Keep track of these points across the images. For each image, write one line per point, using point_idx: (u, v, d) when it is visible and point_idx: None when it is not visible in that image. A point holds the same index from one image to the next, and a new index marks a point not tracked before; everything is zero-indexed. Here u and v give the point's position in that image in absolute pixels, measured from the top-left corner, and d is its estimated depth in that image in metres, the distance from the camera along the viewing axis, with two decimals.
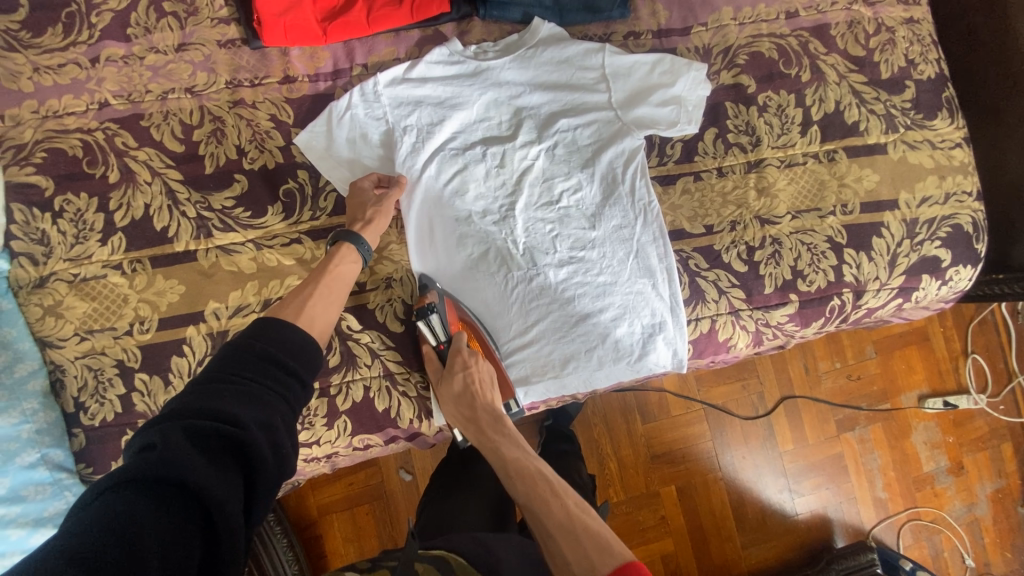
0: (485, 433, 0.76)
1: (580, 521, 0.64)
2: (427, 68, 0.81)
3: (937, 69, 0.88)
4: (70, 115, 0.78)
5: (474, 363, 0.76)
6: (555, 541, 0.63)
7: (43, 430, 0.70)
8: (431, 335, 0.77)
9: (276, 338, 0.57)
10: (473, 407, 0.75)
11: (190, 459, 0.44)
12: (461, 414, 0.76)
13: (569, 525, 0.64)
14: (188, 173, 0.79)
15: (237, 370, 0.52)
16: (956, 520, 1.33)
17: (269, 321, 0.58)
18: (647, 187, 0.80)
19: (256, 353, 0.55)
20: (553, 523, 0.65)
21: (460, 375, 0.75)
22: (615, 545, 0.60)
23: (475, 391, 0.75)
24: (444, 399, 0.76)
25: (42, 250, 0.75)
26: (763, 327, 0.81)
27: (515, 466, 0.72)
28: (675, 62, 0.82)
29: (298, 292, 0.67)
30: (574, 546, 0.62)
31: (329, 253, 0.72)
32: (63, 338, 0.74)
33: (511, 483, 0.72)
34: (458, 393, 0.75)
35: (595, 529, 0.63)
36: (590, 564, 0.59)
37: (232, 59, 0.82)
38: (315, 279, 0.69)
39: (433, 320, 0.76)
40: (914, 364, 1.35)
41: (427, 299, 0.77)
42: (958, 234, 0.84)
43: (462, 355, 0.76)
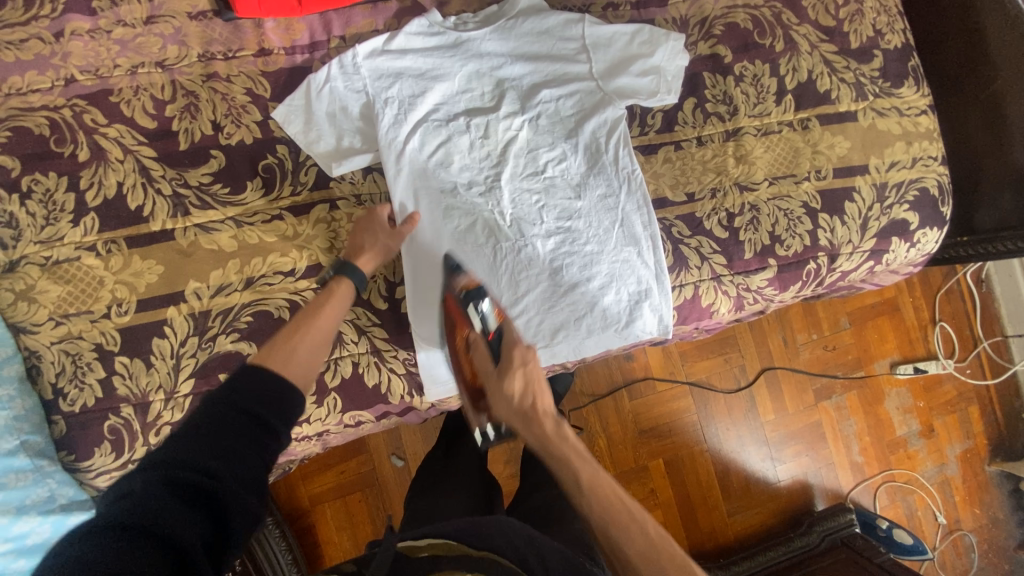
0: (549, 440, 0.71)
1: (665, 548, 0.61)
2: (406, 39, 0.80)
3: (903, 39, 0.91)
4: (34, 92, 0.75)
5: (532, 360, 0.73)
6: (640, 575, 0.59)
7: (22, 416, 0.68)
8: (478, 322, 0.73)
9: (255, 389, 0.55)
10: (532, 410, 0.72)
11: (158, 511, 0.45)
12: (515, 414, 0.73)
13: (650, 553, 0.60)
14: (162, 150, 0.77)
15: (215, 424, 0.52)
16: (928, 480, 1.40)
17: (247, 372, 0.57)
18: (629, 156, 0.81)
19: (234, 406, 0.53)
20: (636, 553, 0.60)
21: (519, 374, 0.72)
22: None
23: (534, 391, 0.73)
24: (500, 398, 0.73)
25: (11, 234, 0.72)
26: (744, 292, 0.84)
27: (590, 482, 0.66)
28: (653, 32, 0.84)
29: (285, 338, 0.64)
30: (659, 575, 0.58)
31: (328, 290, 0.71)
32: (37, 323, 0.72)
33: (582, 499, 0.66)
34: (517, 394, 0.72)
35: (682, 560, 0.60)
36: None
37: (204, 31, 0.80)
38: (309, 320, 0.67)
39: (485, 307, 0.73)
40: (886, 333, 1.41)
41: (473, 283, 0.74)
42: (924, 197, 0.87)
43: (518, 349, 0.73)
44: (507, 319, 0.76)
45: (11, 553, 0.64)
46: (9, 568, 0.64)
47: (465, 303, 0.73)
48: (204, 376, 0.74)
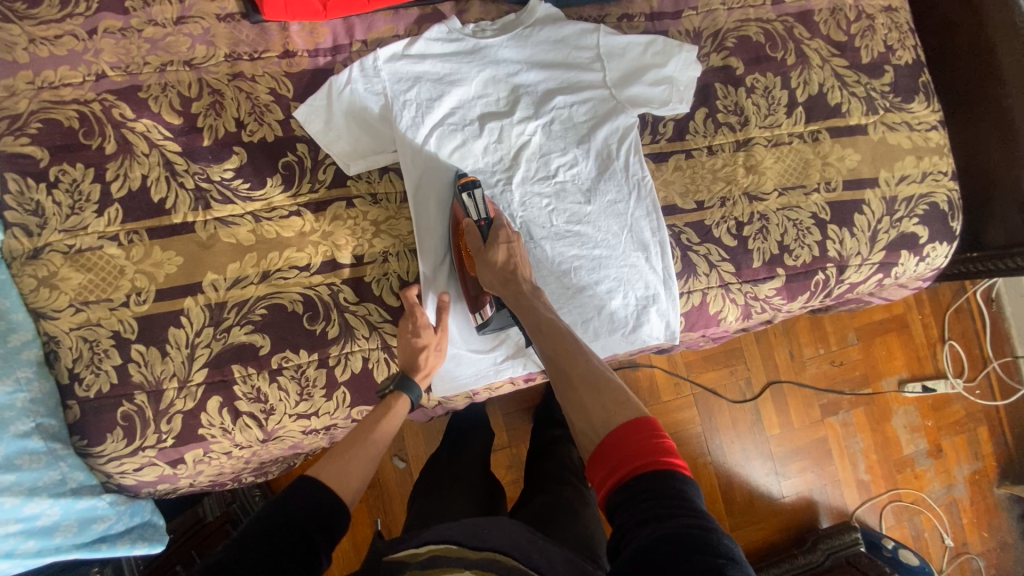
0: (522, 295, 0.73)
1: (604, 377, 0.65)
2: (426, 44, 0.82)
3: (914, 55, 0.92)
4: (66, 86, 0.78)
5: (516, 240, 0.77)
6: (578, 393, 0.64)
7: (38, 400, 0.69)
8: (471, 210, 0.77)
9: (311, 509, 0.59)
10: (512, 275, 0.74)
11: None
12: (496, 279, 0.74)
13: (593, 380, 0.64)
14: (186, 145, 0.79)
15: (270, 536, 0.56)
16: (935, 501, 1.38)
17: (310, 485, 0.61)
18: (640, 164, 0.83)
19: (290, 520, 0.58)
20: (577, 377, 0.65)
21: (503, 247, 0.75)
22: (634, 401, 0.61)
23: (516, 263, 0.75)
24: (482, 266, 0.75)
25: (36, 222, 0.75)
26: (752, 301, 0.84)
27: (545, 321, 0.71)
28: (667, 43, 0.86)
29: (341, 451, 0.68)
30: (595, 395, 0.63)
31: (385, 404, 0.75)
32: (58, 309, 0.74)
33: (536, 335, 0.70)
34: (500, 263, 0.74)
35: (619, 387, 0.63)
36: (608, 414, 0.60)
37: (231, 32, 0.83)
38: (362, 439, 0.70)
39: (477, 196, 0.78)
40: (894, 350, 1.40)
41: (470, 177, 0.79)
42: (934, 212, 0.88)
43: (506, 230, 0.77)
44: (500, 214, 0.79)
45: (19, 534, 0.65)
46: (17, 548, 0.65)
47: (459, 191, 0.78)
48: (217, 366, 0.75)
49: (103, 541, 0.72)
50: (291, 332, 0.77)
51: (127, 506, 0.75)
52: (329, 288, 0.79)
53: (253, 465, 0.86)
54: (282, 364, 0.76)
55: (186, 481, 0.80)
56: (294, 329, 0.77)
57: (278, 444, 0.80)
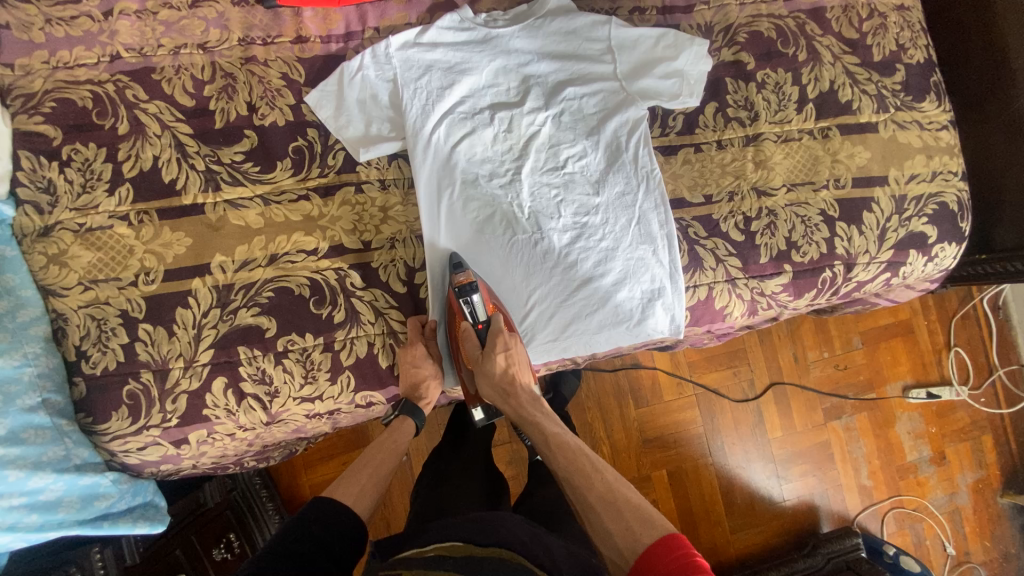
0: (523, 408, 0.79)
1: (621, 494, 0.66)
2: (438, 33, 0.83)
3: (926, 55, 0.92)
4: (81, 67, 0.79)
5: (514, 346, 0.78)
6: (598, 515, 0.65)
7: (45, 374, 0.69)
8: (469, 314, 0.78)
9: (332, 522, 0.64)
10: (511, 386, 0.78)
11: None
12: (497, 391, 0.79)
13: (610, 497, 0.66)
14: (198, 128, 0.80)
15: (294, 545, 0.59)
16: (938, 509, 1.37)
17: (327, 503, 0.66)
18: (649, 156, 0.83)
19: (313, 534, 0.62)
20: (595, 496, 0.67)
21: (501, 357, 0.77)
22: (654, 516, 0.63)
23: (514, 373, 0.78)
24: (481, 376, 0.79)
25: (48, 200, 0.75)
26: (758, 296, 0.84)
27: (556, 441, 0.75)
28: (678, 37, 0.86)
29: (356, 471, 0.74)
30: (615, 516, 0.64)
31: (391, 428, 0.81)
32: (67, 286, 0.74)
33: (552, 456, 0.74)
34: (498, 373, 0.77)
35: (637, 503, 0.65)
36: (633, 537, 0.61)
37: (245, 17, 0.83)
38: (375, 457, 0.77)
39: (475, 300, 0.76)
40: (899, 355, 1.39)
41: (467, 276, 0.76)
42: (944, 211, 0.87)
43: (502, 336, 0.77)
44: (498, 311, 0.79)
45: (22, 508, 0.65)
46: (20, 522, 0.65)
47: (457, 296, 0.76)
48: (223, 347, 0.75)
49: (105, 518, 0.72)
50: (297, 315, 0.77)
51: (130, 485, 0.75)
52: (336, 273, 0.79)
53: (255, 449, 0.86)
54: (287, 346, 0.76)
55: (188, 462, 0.80)
56: (301, 312, 0.77)
57: (281, 428, 0.80)
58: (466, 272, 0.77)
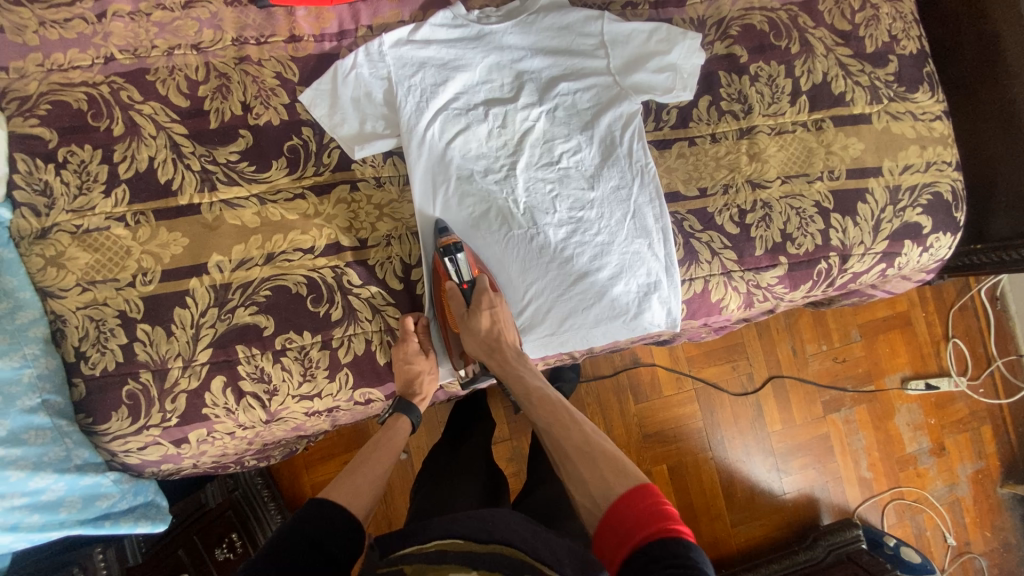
0: (508, 364, 0.78)
1: (597, 446, 0.68)
2: (431, 30, 0.83)
3: (919, 45, 0.92)
4: (75, 69, 0.79)
5: (499, 304, 0.78)
6: (575, 466, 0.67)
7: (44, 376, 0.70)
8: (455, 274, 0.78)
9: (327, 522, 0.62)
10: (497, 344, 0.78)
11: None
12: (483, 349, 0.78)
13: (586, 449, 0.68)
14: (193, 128, 0.80)
15: (289, 555, 0.57)
16: (937, 499, 1.37)
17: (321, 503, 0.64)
18: (644, 150, 0.83)
19: (306, 535, 0.59)
20: (572, 448, 0.69)
21: (486, 315, 0.77)
22: (628, 466, 0.64)
23: (500, 330, 0.78)
24: (468, 335, 0.78)
25: (45, 202, 0.76)
26: (754, 289, 0.84)
27: (538, 396, 0.76)
28: (671, 31, 0.86)
29: (352, 471, 0.72)
30: (591, 466, 0.66)
31: (387, 425, 0.80)
32: (65, 288, 0.75)
33: (533, 410, 0.76)
34: (484, 331, 0.77)
35: (611, 453, 0.67)
36: (606, 484, 0.63)
37: (239, 17, 0.84)
38: (371, 456, 0.75)
39: (460, 259, 0.77)
40: (897, 347, 1.39)
41: (452, 237, 0.77)
42: (938, 201, 0.88)
43: (487, 294, 0.77)
44: (484, 273, 0.80)
45: (24, 508, 0.66)
46: (23, 522, 0.66)
47: (442, 255, 0.77)
48: (222, 346, 0.76)
49: (106, 518, 0.73)
50: (294, 313, 0.77)
51: (131, 485, 0.76)
52: (333, 271, 0.79)
53: (255, 447, 0.87)
54: (285, 345, 0.77)
55: (189, 461, 0.80)
56: (298, 311, 0.77)
57: (281, 426, 0.81)
58: (451, 234, 0.78)
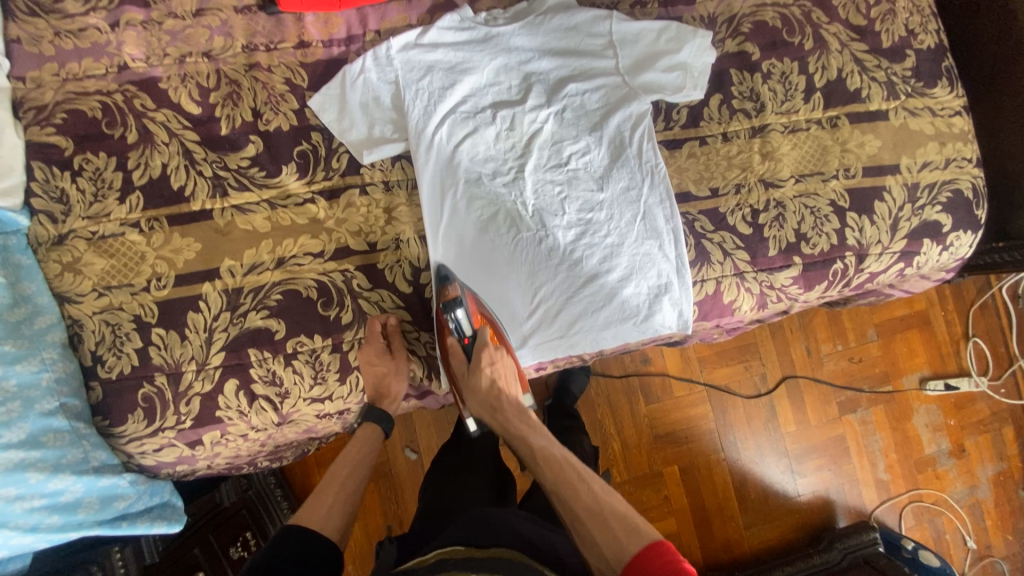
0: (510, 422, 0.77)
1: (607, 504, 0.66)
2: (438, 33, 0.83)
3: (937, 39, 0.90)
4: (89, 77, 0.80)
5: (500, 358, 0.77)
6: (586, 526, 0.64)
7: (62, 380, 0.71)
8: (455, 329, 0.77)
9: (300, 550, 0.66)
10: (498, 401, 0.77)
11: None
12: (485, 407, 0.77)
13: (596, 508, 0.66)
14: (204, 135, 0.81)
15: None
16: (957, 503, 1.34)
17: (292, 530, 0.68)
18: (654, 150, 0.82)
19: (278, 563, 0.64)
20: (580, 506, 0.66)
21: (487, 371, 0.76)
22: (640, 524, 0.63)
23: (501, 387, 0.77)
24: (469, 393, 0.77)
25: (62, 209, 0.77)
26: (767, 290, 0.83)
27: (542, 454, 0.73)
28: (681, 30, 0.85)
29: (320, 492, 0.74)
30: (601, 526, 0.64)
31: (354, 437, 0.81)
32: (81, 293, 0.76)
33: (538, 469, 0.72)
34: (484, 388, 0.76)
35: (623, 511, 0.65)
36: (619, 544, 0.61)
37: (248, 24, 0.84)
38: (340, 472, 0.77)
39: (460, 315, 0.76)
40: (915, 347, 1.36)
41: (452, 291, 0.76)
42: (958, 199, 0.85)
43: (487, 350, 0.76)
44: (485, 322, 0.78)
45: (44, 509, 0.67)
46: (42, 523, 0.67)
47: (444, 309, 0.76)
48: (234, 350, 0.76)
49: (123, 519, 0.74)
50: (305, 317, 0.78)
51: (147, 486, 0.76)
52: (342, 275, 0.80)
53: (268, 449, 0.88)
54: (296, 348, 0.77)
55: (203, 463, 0.81)
56: (309, 314, 0.78)
57: (293, 429, 0.81)
58: (454, 284, 0.77)
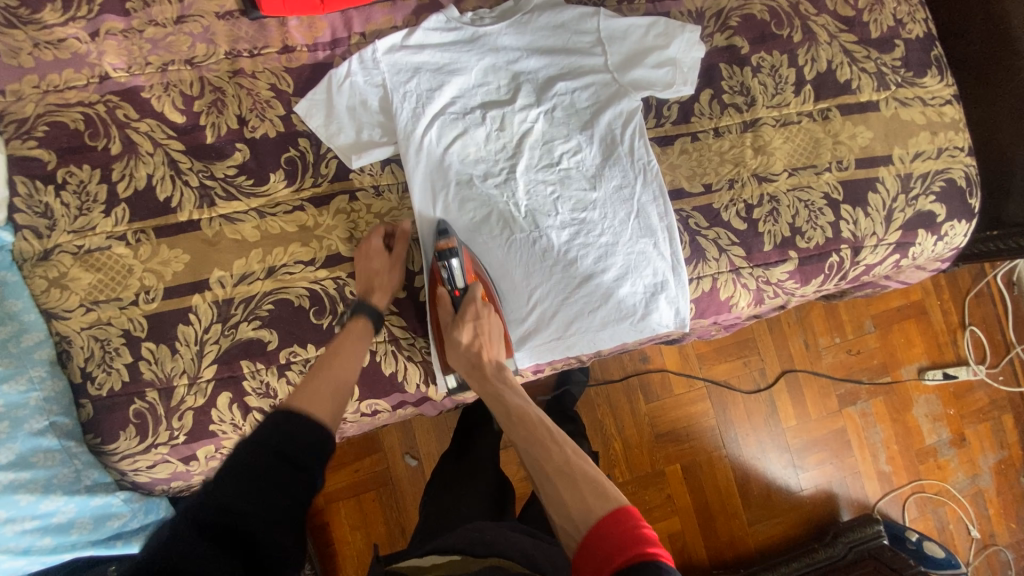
0: (488, 381, 0.74)
1: (578, 466, 0.64)
2: (424, 35, 0.82)
3: (925, 28, 0.90)
4: (71, 89, 0.79)
5: (486, 316, 0.76)
6: (554, 486, 0.63)
7: (51, 398, 0.70)
8: (448, 279, 0.77)
9: (292, 436, 0.59)
10: (477, 359, 0.74)
11: (202, 560, 0.49)
12: (464, 363, 0.74)
13: (567, 470, 0.64)
14: (190, 144, 0.79)
15: (250, 475, 0.55)
16: (959, 492, 1.34)
17: (283, 416, 0.61)
18: (645, 147, 0.81)
19: (271, 451, 0.58)
20: (551, 467, 0.64)
21: (469, 325, 0.74)
22: (609, 487, 0.61)
23: (482, 343, 0.75)
24: (449, 347, 0.75)
25: (46, 223, 0.76)
26: (764, 285, 0.83)
27: (517, 412, 0.71)
28: (669, 25, 0.84)
29: (310, 382, 0.68)
30: (570, 486, 0.62)
31: (343, 331, 0.74)
32: (68, 309, 0.75)
33: (511, 428, 0.70)
34: (464, 343, 0.74)
35: (593, 475, 0.63)
36: (585, 506, 0.60)
37: (231, 30, 0.83)
38: (327, 362, 0.71)
39: (455, 265, 0.75)
40: (913, 337, 1.36)
41: (446, 243, 0.76)
42: (951, 188, 0.85)
43: (475, 305, 0.75)
44: (478, 280, 0.78)
45: (36, 531, 0.66)
46: (35, 545, 0.66)
47: (438, 258, 0.76)
48: (226, 362, 0.75)
49: (117, 538, 0.72)
50: (298, 326, 0.77)
51: (141, 503, 0.75)
52: (334, 282, 0.79)
53: None
54: (289, 358, 0.76)
55: (198, 478, 0.80)
56: (301, 323, 0.77)
57: None
58: (449, 237, 0.77)
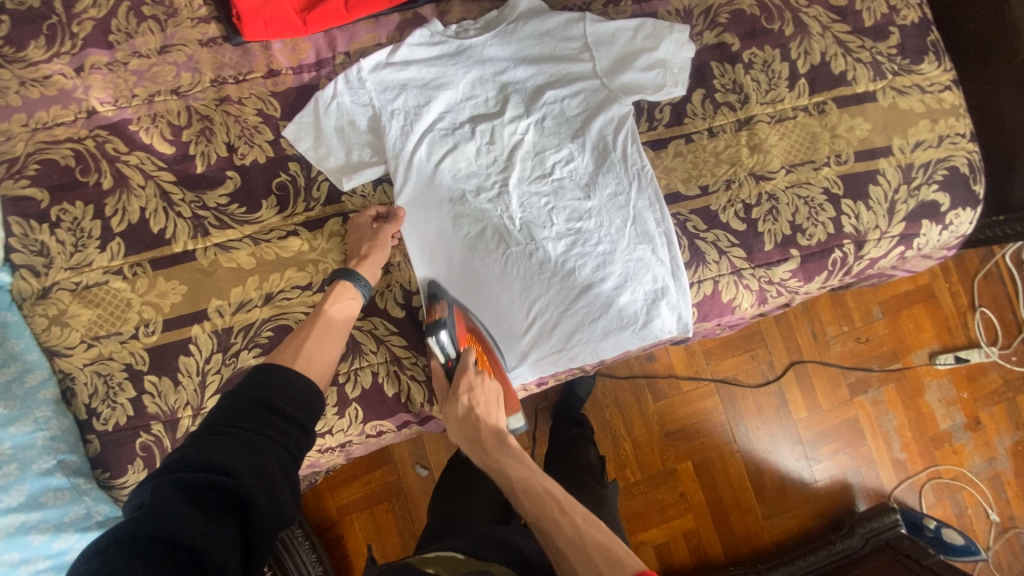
0: (488, 454, 0.71)
1: (588, 534, 0.58)
2: (409, 51, 0.81)
3: (920, 14, 0.88)
4: (59, 125, 0.79)
5: (480, 384, 0.73)
6: (567, 563, 0.57)
7: (57, 437, 0.70)
8: (439, 351, 0.74)
9: (280, 386, 0.59)
10: (477, 432, 0.72)
11: (184, 511, 0.45)
12: (466, 436, 0.72)
13: (579, 540, 0.58)
14: (181, 174, 0.79)
15: (235, 425, 0.54)
16: (977, 476, 1.32)
17: (268, 369, 0.60)
18: (639, 152, 0.80)
19: (256, 402, 0.56)
20: (562, 539, 0.59)
21: (465, 398, 0.72)
22: (625, 556, 0.56)
23: (479, 414, 0.72)
24: (448, 420, 0.74)
25: (43, 261, 0.76)
26: (766, 285, 0.81)
27: (521, 486, 0.66)
28: (656, 26, 0.82)
29: (297, 341, 0.68)
30: (584, 560, 0.56)
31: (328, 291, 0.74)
32: (70, 346, 0.75)
33: (518, 501, 0.65)
34: (462, 416, 0.72)
35: (606, 543, 0.57)
36: None
37: (215, 57, 0.83)
38: (312, 320, 0.71)
39: (444, 337, 0.73)
40: (922, 322, 1.34)
41: (436, 313, 0.74)
42: (954, 175, 0.83)
43: (468, 375, 0.73)
44: (471, 344, 0.75)
45: (49, 570, 0.66)
46: None
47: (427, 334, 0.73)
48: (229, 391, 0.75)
49: None
50: None
51: None
52: None
53: None
54: None
55: None
56: None
57: None
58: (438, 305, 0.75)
